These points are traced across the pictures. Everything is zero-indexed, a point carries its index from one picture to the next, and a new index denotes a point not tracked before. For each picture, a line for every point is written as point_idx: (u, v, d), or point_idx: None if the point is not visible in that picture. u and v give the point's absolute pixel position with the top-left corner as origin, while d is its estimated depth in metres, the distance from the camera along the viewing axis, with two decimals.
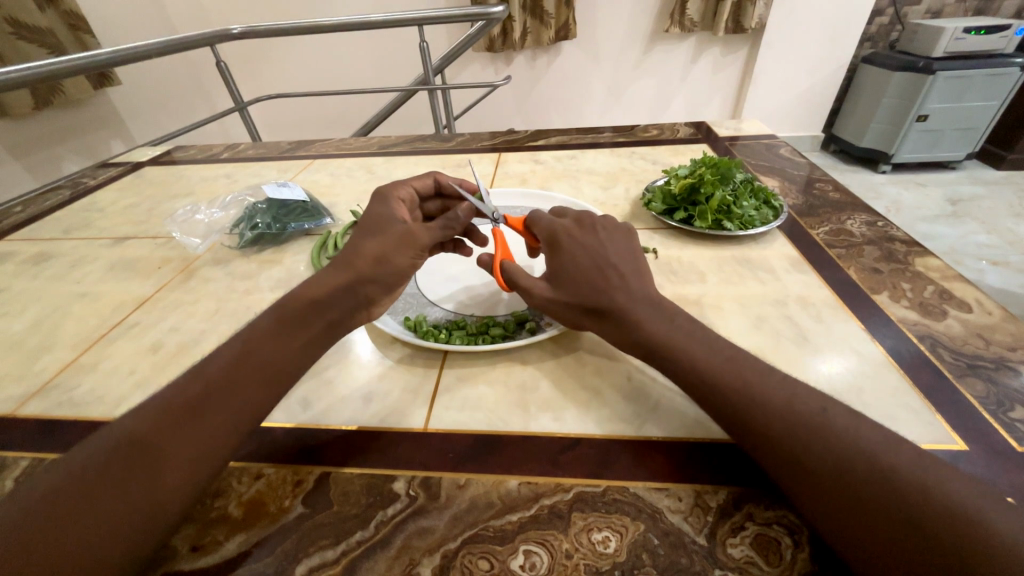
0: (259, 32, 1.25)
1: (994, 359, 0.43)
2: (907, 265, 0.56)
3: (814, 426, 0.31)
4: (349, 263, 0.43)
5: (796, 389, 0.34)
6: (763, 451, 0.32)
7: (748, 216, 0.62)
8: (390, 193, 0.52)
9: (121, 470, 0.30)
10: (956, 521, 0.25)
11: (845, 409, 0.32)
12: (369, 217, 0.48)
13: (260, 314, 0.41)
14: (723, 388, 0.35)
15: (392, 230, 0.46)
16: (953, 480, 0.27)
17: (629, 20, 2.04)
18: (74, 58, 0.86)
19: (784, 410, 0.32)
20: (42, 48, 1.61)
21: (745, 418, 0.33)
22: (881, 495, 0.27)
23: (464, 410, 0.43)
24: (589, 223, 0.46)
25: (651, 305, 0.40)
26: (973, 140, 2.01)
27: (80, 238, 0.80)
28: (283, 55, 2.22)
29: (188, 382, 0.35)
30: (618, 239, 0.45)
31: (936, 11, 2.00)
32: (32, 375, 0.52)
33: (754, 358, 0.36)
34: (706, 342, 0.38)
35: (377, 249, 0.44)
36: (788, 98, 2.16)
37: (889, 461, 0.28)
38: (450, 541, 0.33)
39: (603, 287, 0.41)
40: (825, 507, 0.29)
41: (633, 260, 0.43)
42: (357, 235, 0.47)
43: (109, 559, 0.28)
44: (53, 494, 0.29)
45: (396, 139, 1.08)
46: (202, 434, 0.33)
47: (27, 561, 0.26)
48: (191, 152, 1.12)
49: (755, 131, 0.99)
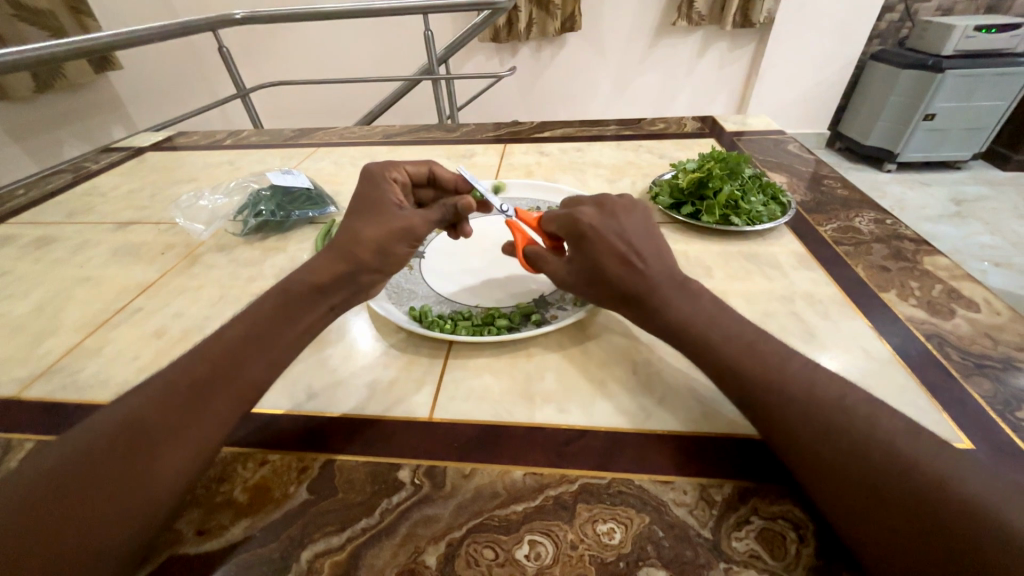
0: (264, 18, 1.23)
1: (1002, 359, 0.43)
2: (915, 264, 0.56)
3: (832, 414, 0.31)
4: (351, 251, 0.43)
5: (817, 376, 0.34)
6: (777, 437, 0.33)
7: (756, 212, 0.62)
8: (380, 172, 0.50)
9: (130, 447, 0.31)
10: (974, 513, 0.25)
11: (866, 398, 0.32)
12: (363, 201, 0.47)
13: (266, 293, 0.41)
14: (742, 372, 0.35)
15: (392, 217, 0.46)
16: (974, 472, 0.27)
17: (636, 11, 2.01)
18: (74, 40, 0.84)
19: (803, 396, 0.33)
20: (43, 30, 1.59)
21: (761, 403, 0.34)
22: (898, 483, 0.27)
23: (469, 400, 0.43)
24: (609, 208, 0.45)
25: (674, 286, 0.40)
26: (980, 140, 2.00)
27: (82, 223, 0.79)
28: (286, 42, 2.20)
29: (198, 360, 0.36)
30: (633, 220, 0.44)
31: (948, 8, 1.97)
32: (36, 358, 0.52)
33: (775, 344, 0.36)
34: (724, 324, 0.38)
35: (378, 237, 0.44)
36: (795, 95, 2.15)
37: (911, 452, 0.28)
38: (455, 530, 0.33)
39: (626, 272, 0.41)
40: (840, 496, 0.29)
41: (650, 241, 0.42)
42: (352, 219, 0.46)
43: (119, 535, 0.28)
44: (61, 471, 0.29)
45: (400, 127, 1.07)
46: (215, 413, 0.34)
47: (41, 538, 0.26)
48: (194, 138, 1.11)
49: (762, 126, 0.98)
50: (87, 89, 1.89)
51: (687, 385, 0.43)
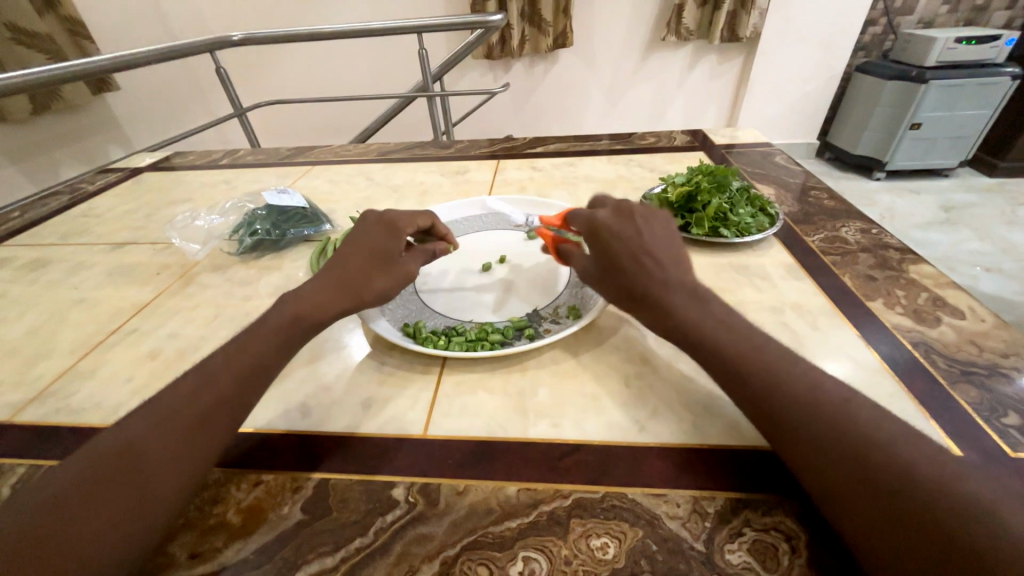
0: (261, 39, 1.25)
1: (987, 365, 0.44)
2: (901, 272, 0.57)
3: (836, 418, 0.31)
4: (355, 288, 0.45)
5: (822, 381, 0.34)
6: (780, 440, 0.33)
7: (744, 224, 0.63)
8: (392, 219, 0.50)
9: (135, 464, 0.31)
10: (967, 517, 0.26)
11: (869, 404, 0.32)
12: (376, 247, 0.48)
13: (277, 314, 0.42)
14: (747, 373, 0.35)
15: (399, 269, 0.48)
16: (974, 476, 0.27)
17: (626, 28, 2.06)
18: (73, 64, 0.85)
19: (808, 398, 0.33)
20: (41, 53, 1.61)
21: (766, 405, 0.34)
22: (895, 487, 0.28)
23: (463, 416, 0.43)
24: (626, 209, 0.47)
25: (685, 294, 0.40)
26: (966, 149, 2.04)
27: (78, 244, 0.80)
28: (282, 61, 2.23)
29: (204, 378, 0.37)
30: (651, 227, 0.45)
31: (929, 21, 2.03)
32: (29, 382, 0.52)
33: (783, 349, 0.37)
34: (733, 328, 0.38)
35: (386, 285, 0.47)
36: (783, 106, 2.19)
37: (909, 455, 0.29)
38: (449, 548, 0.33)
39: (638, 274, 0.42)
40: (840, 499, 0.29)
41: (666, 248, 0.44)
42: (366, 256, 0.47)
43: (119, 552, 0.28)
44: (62, 488, 0.30)
45: (396, 145, 1.09)
46: (218, 429, 0.34)
47: (42, 554, 0.27)
48: (191, 158, 1.12)
49: (750, 138, 1.00)
50: (85, 110, 1.91)
51: (679, 396, 0.43)
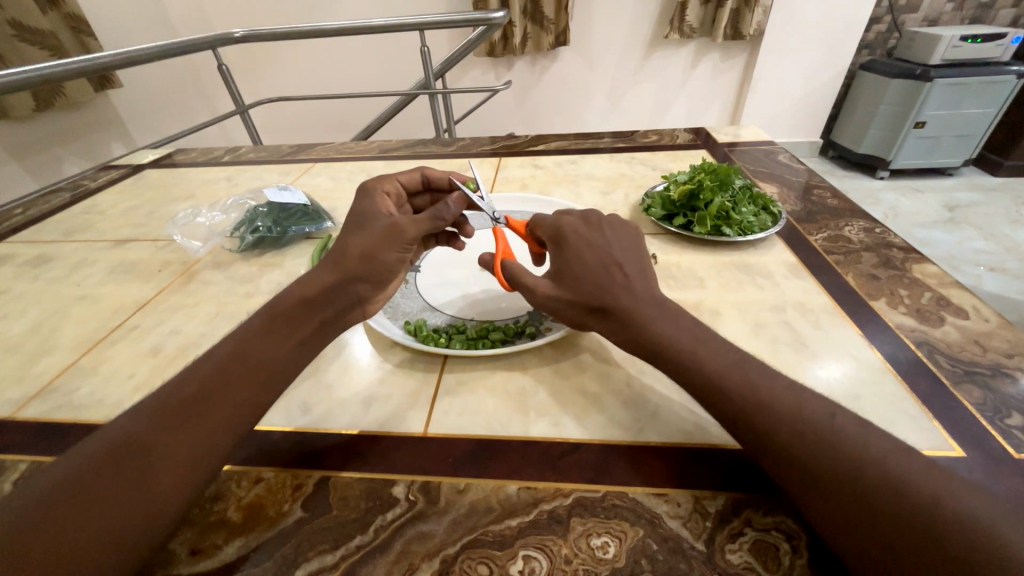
0: (263, 36, 1.25)
1: (991, 366, 0.44)
2: (904, 272, 0.57)
3: (823, 435, 0.31)
4: (337, 261, 0.44)
5: (804, 397, 0.33)
6: (770, 458, 0.32)
7: (747, 222, 0.62)
8: (370, 184, 0.53)
9: (125, 468, 0.31)
10: (973, 538, 0.25)
11: (855, 419, 0.32)
12: (355, 212, 0.49)
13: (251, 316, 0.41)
14: (730, 389, 0.35)
15: (376, 225, 0.47)
16: (957, 488, 0.28)
17: (627, 26, 2.05)
18: (74, 61, 0.85)
19: (792, 417, 0.32)
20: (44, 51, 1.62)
21: (753, 423, 0.33)
22: (895, 507, 0.27)
23: (464, 414, 0.43)
24: (595, 217, 0.47)
25: (654, 307, 0.40)
26: (971, 147, 2.03)
27: (79, 241, 0.80)
28: (284, 58, 2.23)
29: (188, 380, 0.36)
30: (620, 238, 0.45)
31: (934, 18, 2.01)
32: (32, 378, 0.52)
33: (762, 363, 0.36)
34: (710, 345, 0.37)
35: (363, 246, 0.45)
36: (786, 105, 2.18)
37: (894, 466, 0.29)
38: (449, 546, 0.33)
39: (609, 287, 0.41)
40: (829, 513, 0.29)
41: (635, 259, 0.43)
42: (346, 232, 0.48)
43: (116, 556, 0.28)
44: (47, 495, 0.29)
45: (397, 142, 1.09)
46: (218, 436, 0.34)
47: (32, 555, 0.26)
48: (193, 155, 1.12)
49: (753, 137, 0.99)
50: (86, 107, 1.91)
51: (678, 396, 0.43)
